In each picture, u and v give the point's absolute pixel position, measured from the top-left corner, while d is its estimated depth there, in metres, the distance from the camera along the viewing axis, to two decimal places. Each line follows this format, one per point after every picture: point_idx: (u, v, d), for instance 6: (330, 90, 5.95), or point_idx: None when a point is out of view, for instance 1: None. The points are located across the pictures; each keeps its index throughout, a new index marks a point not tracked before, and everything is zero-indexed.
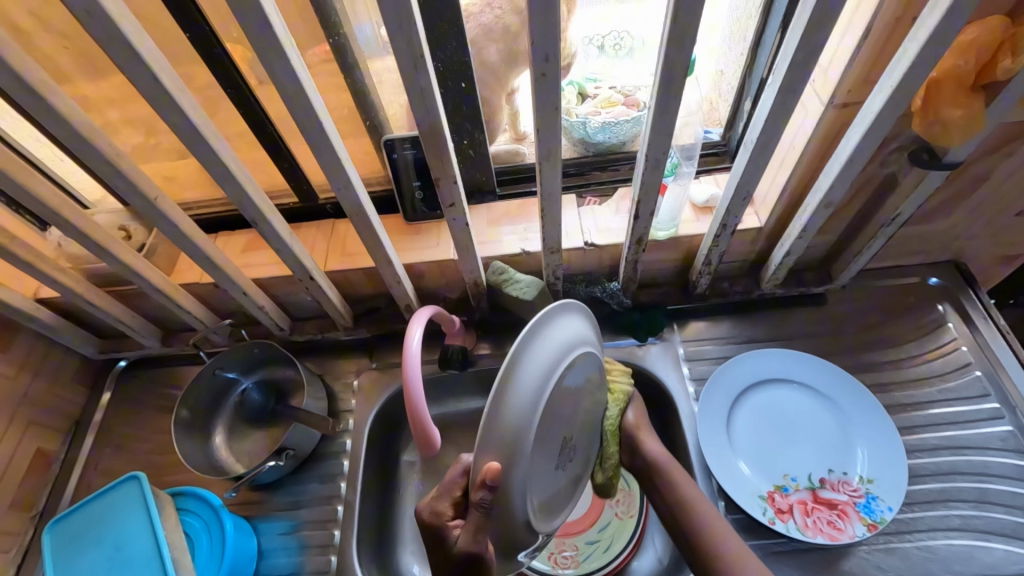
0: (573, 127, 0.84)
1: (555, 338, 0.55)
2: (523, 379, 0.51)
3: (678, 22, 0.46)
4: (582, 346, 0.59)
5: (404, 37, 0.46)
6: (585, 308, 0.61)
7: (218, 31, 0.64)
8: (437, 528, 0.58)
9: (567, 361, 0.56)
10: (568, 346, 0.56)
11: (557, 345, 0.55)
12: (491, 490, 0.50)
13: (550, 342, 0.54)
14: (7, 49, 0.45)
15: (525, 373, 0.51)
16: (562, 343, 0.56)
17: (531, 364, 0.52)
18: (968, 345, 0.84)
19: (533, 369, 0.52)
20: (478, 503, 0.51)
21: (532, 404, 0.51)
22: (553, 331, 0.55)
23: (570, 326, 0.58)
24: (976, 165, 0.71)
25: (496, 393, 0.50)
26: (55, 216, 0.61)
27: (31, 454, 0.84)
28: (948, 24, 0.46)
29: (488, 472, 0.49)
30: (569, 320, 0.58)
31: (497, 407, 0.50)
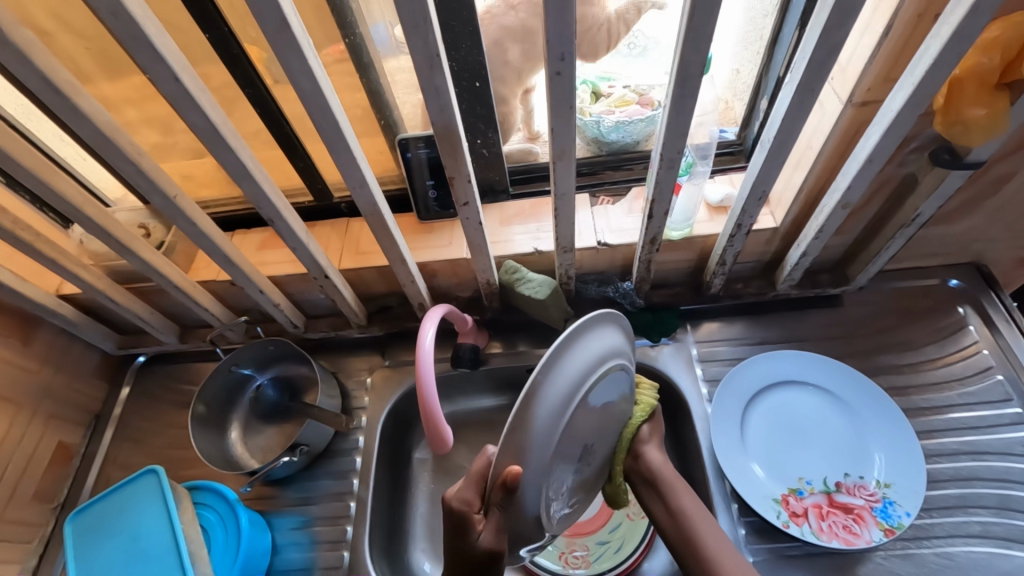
0: (587, 126, 0.84)
1: (586, 350, 0.54)
2: (548, 391, 0.51)
3: (695, 20, 0.46)
4: (615, 359, 0.58)
5: (421, 37, 0.46)
6: (623, 320, 0.60)
7: (236, 32, 0.65)
8: (457, 518, 0.59)
9: (597, 374, 0.55)
10: (600, 359, 0.55)
11: (588, 358, 0.54)
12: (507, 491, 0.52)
13: (581, 355, 0.54)
14: (34, 51, 0.46)
15: (552, 385, 0.51)
16: (593, 356, 0.55)
17: (559, 377, 0.52)
18: (990, 348, 0.82)
19: (559, 382, 0.52)
20: (498, 496, 0.53)
21: (553, 416, 0.51)
22: (586, 345, 0.54)
23: (604, 339, 0.57)
24: (1000, 165, 0.69)
25: (518, 411, 0.50)
26: (79, 214, 0.62)
27: (53, 447, 0.86)
28: (972, 21, 0.45)
29: (509, 472, 0.50)
30: (605, 333, 0.57)
31: (518, 425, 0.51)
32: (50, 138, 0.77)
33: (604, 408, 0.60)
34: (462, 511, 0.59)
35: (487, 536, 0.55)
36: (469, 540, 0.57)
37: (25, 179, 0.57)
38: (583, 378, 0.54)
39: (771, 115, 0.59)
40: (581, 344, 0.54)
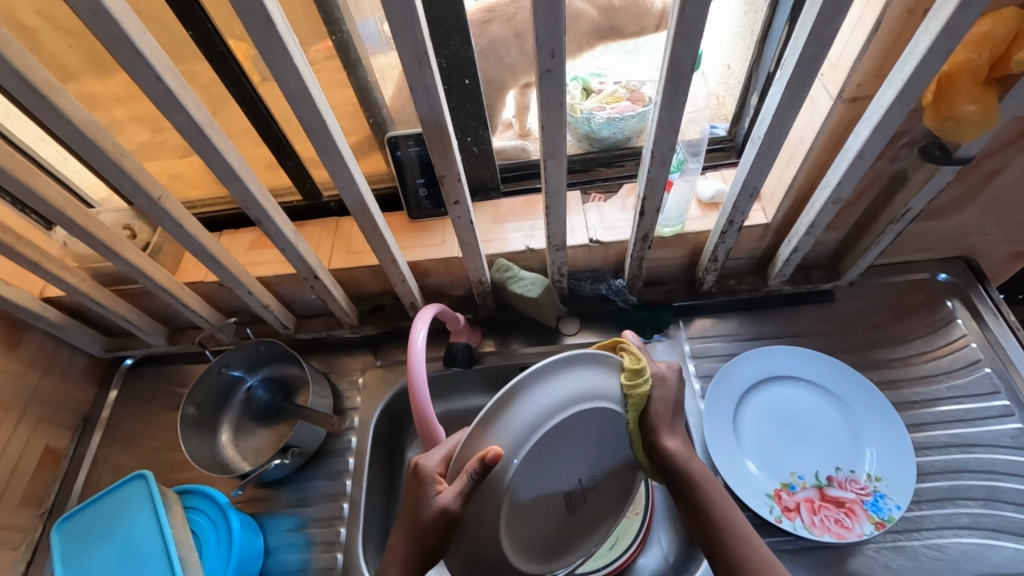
0: (578, 123, 0.83)
1: (564, 385, 0.56)
2: (518, 414, 0.54)
3: (688, 16, 0.45)
4: (592, 401, 0.57)
5: (409, 33, 0.45)
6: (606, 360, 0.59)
7: (220, 28, 0.64)
8: (421, 480, 0.56)
9: (565, 417, 0.56)
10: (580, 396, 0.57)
11: (565, 391, 0.56)
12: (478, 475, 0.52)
13: (556, 388, 0.56)
14: (11, 49, 0.45)
15: (522, 409, 0.54)
16: (572, 391, 0.57)
17: (515, 416, 0.54)
18: (978, 341, 0.83)
19: (532, 406, 0.55)
20: (467, 474, 0.52)
21: (522, 441, 0.54)
22: (563, 377, 0.57)
23: (575, 380, 0.57)
24: (989, 160, 0.70)
25: (468, 442, 0.54)
26: (62, 215, 0.61)
27: (40, 451, 0.85)
28: (962, 17, 0.45)
29: (487, 453, 0.51)
30: (591, 372, 0.58)
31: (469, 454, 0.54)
32: (31, 137, 0.75)
33: (584, 445, 0.60)
34: (428, 471, 0.56)
35: (446, 505, 0.53)
36: (426, 500, 0.54)
37: (4, 180, 0.55)
38: (560, 407, 0.56)
39: (762, 112, 0.59)
40: (558, 376, 0.56)
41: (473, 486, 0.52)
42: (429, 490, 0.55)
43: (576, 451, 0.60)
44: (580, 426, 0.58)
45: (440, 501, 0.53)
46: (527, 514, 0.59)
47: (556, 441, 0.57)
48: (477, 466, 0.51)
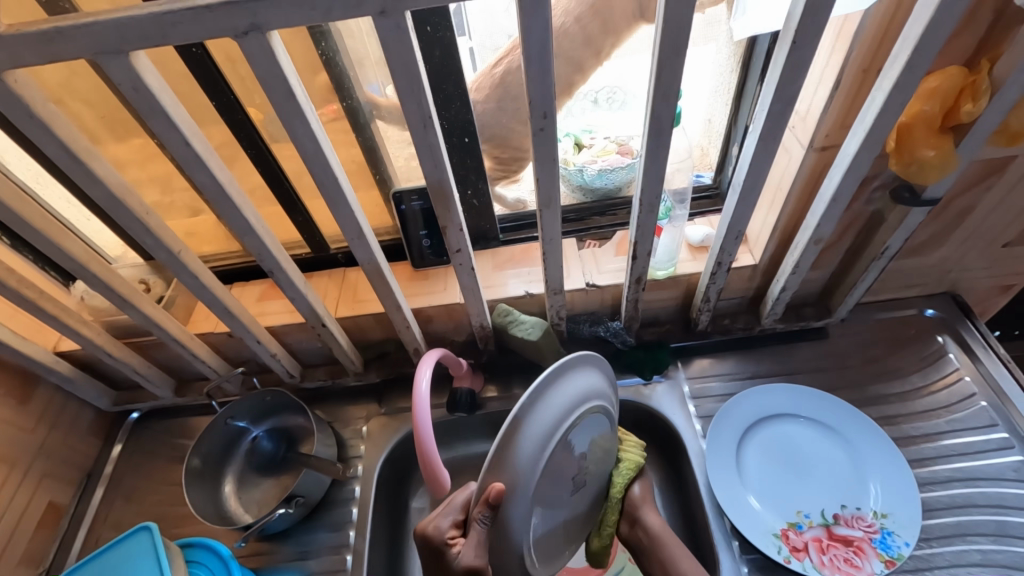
0: (571, 175, 0.89)
1: (559, 397, 0.59)
2: (531, 420, 0.56)
3: (664, 75, 0.51)
4: (588, 403, 0.62)
5: (414, 99, 0.51)
6: (588, 363, 0.63)
7: (240, 95, 0.69)
8: (437, 550, 0.60)
9: (567, 422, 0.59)
10: (575, 403, 0.60)
11: (560, 403, 0.59)
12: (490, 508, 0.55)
13: (554, 403, 0.58)
14: (57, 124, 0.50)
15: (528, 435, 0.56)
16: (567, 401, 0.59)
17: (535, 426, 0.57)
18: (972, 376, 0.84)
19: (545, 405, 0.57)
20: (479, 519, 0.56)
21: (530, 467, 0.57)
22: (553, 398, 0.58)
23: (567, 389, 0.60)
24: (959, 199, 0.74)
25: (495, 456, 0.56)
26: (85, 270, 0.64)
27: (42, 508, 0.84)
28: (911, 73, 0.51)
29: (489, 492, 0.55)
30: (577, 377, 0.61)
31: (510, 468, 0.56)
32: (56, 199, 0.79)
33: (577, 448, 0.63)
34: (439, 539, 0.60)
35: (472, 563, 0.57)
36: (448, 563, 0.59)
37: (36, 239, 0.60)
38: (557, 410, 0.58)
39: (739, 161, 0.64)
40: (555, 389, 0.59)
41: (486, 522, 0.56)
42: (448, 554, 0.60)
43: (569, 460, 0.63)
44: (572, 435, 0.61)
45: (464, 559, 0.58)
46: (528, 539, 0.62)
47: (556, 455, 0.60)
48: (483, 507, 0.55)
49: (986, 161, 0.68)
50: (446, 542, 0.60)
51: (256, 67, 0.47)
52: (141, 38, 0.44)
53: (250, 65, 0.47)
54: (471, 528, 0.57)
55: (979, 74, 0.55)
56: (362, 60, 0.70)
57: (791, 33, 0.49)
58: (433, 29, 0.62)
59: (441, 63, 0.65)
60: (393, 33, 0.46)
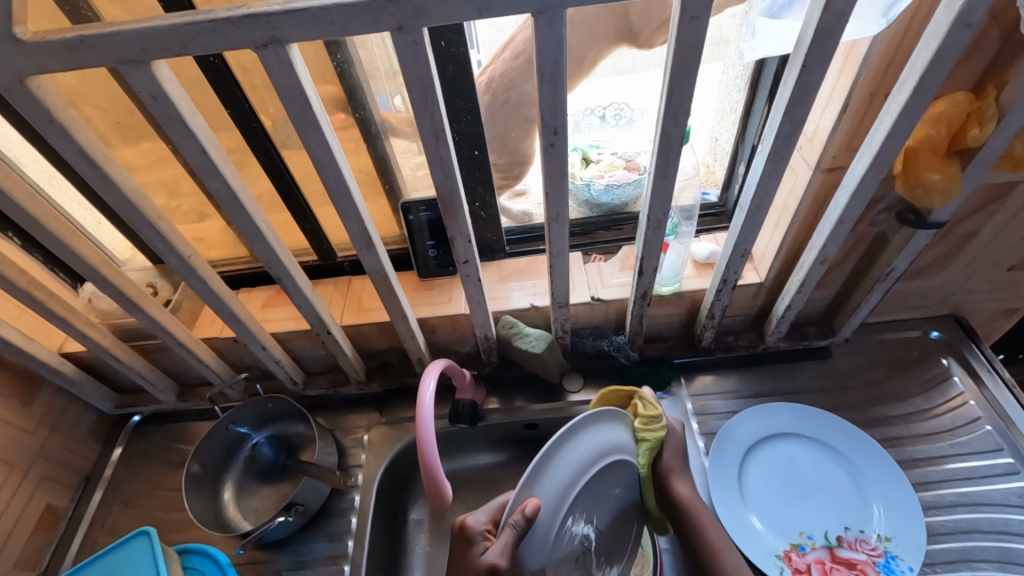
0: (578, 189, 0.89)
1: (576, 453, 0.60)
2: (542, 487, 0.58)
3: (673, 95, 0.51)
4: (607, 460, 0.62)
5: (428, 113, 0.51)
6: (608, 417, 0.64)
7: (253, 103, 0.70)
8: (468, 540, 0.61)
9: (584, 482, 0.60)
10: (596, 455, 0.61)
11: (575, 463, 0.60)
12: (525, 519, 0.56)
13: (569, 461, 0.60)
14: (76, 128, 0.51)
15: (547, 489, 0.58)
16: (598, 447, 0.62)
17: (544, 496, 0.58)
18: (977, 400, 0.84)
19: (547, 474, 0.59)
20: (511, 526, 0.56)
21: (549, 516, 0.58)
22: (588, 439, 0.61)
23: (579, 451, 0.60)
24: (964, 224, 0.74)
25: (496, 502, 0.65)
26: (95, 273, 0.65)
27: (40, 509, 0.84)
28: (918, 99, 0.51)
29: (529, 503, 0.56)
30: (588, 436, 0.61)
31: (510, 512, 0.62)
32: (68, 202, 0.80)
33: (593, 502, 0.62)
34: (475, 530, 0.61)
35: (495, 561, 0.55)
36: (472, 557, 0.58)
37: (47, 241, 0.60)
38: (565, 469, 0.59)
39: (747, 181, 0.64)
40: (565, 455, 0.60)
41: (518, 539, 0.56)
42: (477, 548, 0.59)
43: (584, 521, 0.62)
44: (589, 494, 0.61)
45: (489, 558, 0.56)
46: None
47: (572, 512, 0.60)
48: (519, 518, 0.56)
49: (992, 186, 0.69)
50: (479, 535, 0.61)
51: (274, 78, 0.48)
52: (163, 49, 0.45)
53: (268, 77, 0.48)
54: (505, 527, 0.56)
55: (986, 100, 0.55)
56: (374, 71, 0.71)
57: (800, 56, 0.49)
58: (447, 44, 0.63)
59: (454, 77, 0.66)
60: (410, 50, 0.47)
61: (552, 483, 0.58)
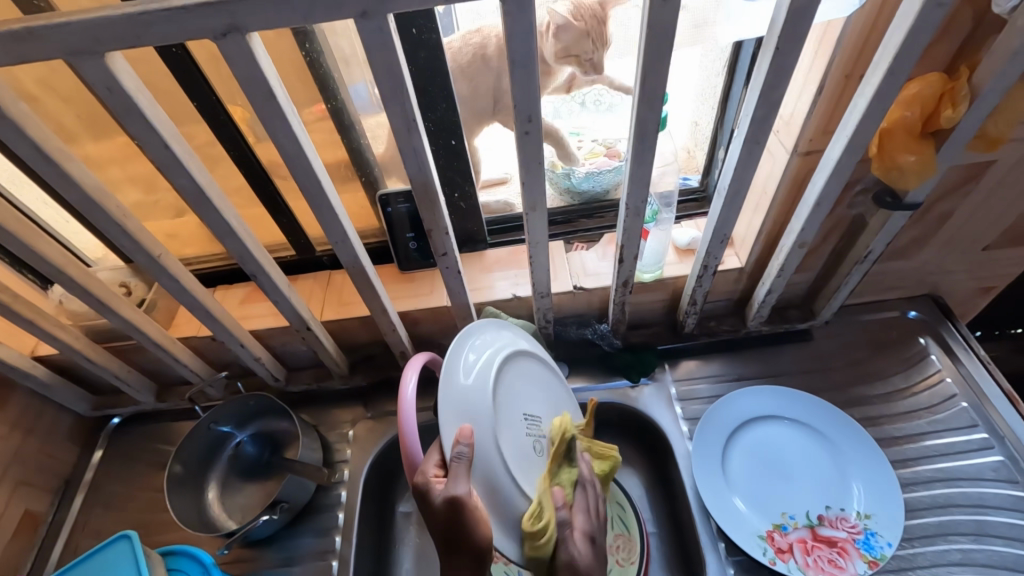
0: (558, 178, 0.89)
1: (467, 363, 0.64)
2: (458, 409, 0.60)
3: (647, 81, 0.51)
4: (497, 355, 0.67)
5: (398, 102, 0.50)
6: (473, 326, 0.70)
7: (221, 95, 0.68)
8: (422, 490, 0.56)
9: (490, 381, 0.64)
10: (484, 360, 0.65)
11: (473, 372, 0.64)
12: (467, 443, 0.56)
13: (466, 374, 0.63)
14: (30, 123, 0.49)
15: (463, 405, 0.61)
16: (480, 353, 0.66)
17: (466, 411, 0.61)
18: (953, 377, 0.85)
19: (459, 391, 0.61)
20: (457, 458, 0.56)
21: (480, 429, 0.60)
22: (468, 345, 0.66)
23: (468, 357, 0.65)
24: (940, 204, 0.75)
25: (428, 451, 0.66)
26: (62, 274, 0.63)
27: (18, 516, 0.82)
28: (891, 81, 0.51)
29: (460, 433, 0.57)
30: (466, 344, 0.66)
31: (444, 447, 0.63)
32: (33, 201, 0.77)
33: (508, 398, 0.67)
34: (425, 479, 0.56)
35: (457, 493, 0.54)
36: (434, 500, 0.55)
37: (9, 242, 0.58)
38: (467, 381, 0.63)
39: (724, 165, 0.64)
40: (458, 370, 0.63)
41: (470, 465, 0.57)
42: (434, 494, 0.56)
43: (513, 418, 0.66)
44: (501, 393, 0.66)
45: (446, 492, 0.55)
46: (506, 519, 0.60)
47: (498, 420, 0.64)
48: (462, 446, 0.56)
49: (967, 165, 0.69)
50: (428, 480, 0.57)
51: (235, 68, 0.46)
52: (117, 39, 0.43)
53: (229, 67, 0.46)
54: (454, 462, 0.56)
55: (959, 80, 0.55)
56: (347, 59, 0.69)
57: (774, 38, 0.49)
58: (419, 31, 0.61)
59: (427, 65, 0.64)
60: (376, 36, 0.45)
61: (466, 402, 0.61)
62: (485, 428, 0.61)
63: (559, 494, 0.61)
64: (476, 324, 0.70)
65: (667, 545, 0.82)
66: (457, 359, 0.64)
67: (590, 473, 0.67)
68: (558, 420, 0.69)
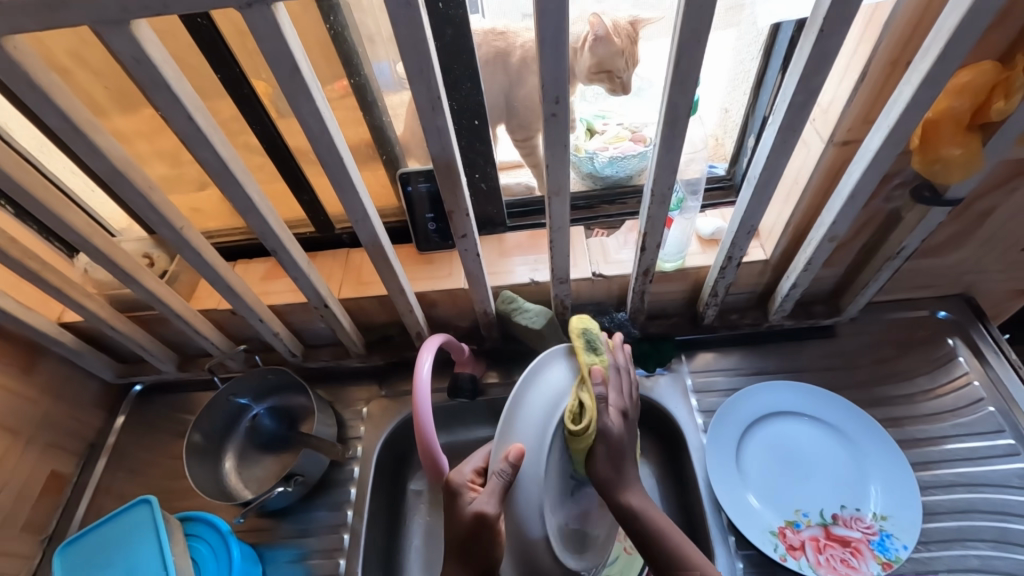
0: (581, 162, 0.87)
1: (546, 391, 0.64)
2: (520, 429, 0.61)
3: (682, 64, 0.49)
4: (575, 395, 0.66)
5: (423, 79, 0.49)
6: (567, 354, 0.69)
7: (245, 69, 0.67)
8: (453, 493, 0.61)
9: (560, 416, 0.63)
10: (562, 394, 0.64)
11: (548, 401, 0.63)
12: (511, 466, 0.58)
13: (541, 400, 0.63)
14: (58, 92, 0.49)
15: (524, 429, 0.61)
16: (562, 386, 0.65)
17: (525, 434, 0.61)
18: (981, 380, 0.83)
19: (526, 414, 0.62)
20: (498, 474, 0.58)
21: (532, 458, 0.61)
22: (556, 371, 0.66)
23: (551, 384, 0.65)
24: (981, 201, 0.72)
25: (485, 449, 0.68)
26: (88, 243, 0.64)
27: (45, 476, 0.85)
28: (941, 69, 0.49)
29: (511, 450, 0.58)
30: (551, 371, 0.66)
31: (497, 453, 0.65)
32: (60, 170, 0.78)
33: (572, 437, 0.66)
34: (460, 482, 0.61)
35: (483, 508, 0.57)
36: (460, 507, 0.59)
37: (37, 211, 0.59)
38: (538, 407, 0.63)
39: (756, 154, 0.62)
40: (534, 396, 0.63)
41: (507, 487, 0.58)
42: (463, 499, 0.60)
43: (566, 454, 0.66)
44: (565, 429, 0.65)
45: (476, 506, 0.58)
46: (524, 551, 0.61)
47: (553, 451, 0.63)
48: (505, 465, 0.58)
49: (1013, 161, 0.66)
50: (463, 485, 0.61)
51: (261, 41, 0.46)
52: (143, 8, 0.43)
53: (255, 40, 0.46)
54: (492, 477, 0.59)
55: (1015, 70, 0.52)
56: (372, 36, 0.68)
57: (818, 21, 0.46)
58: (445, 6, 0.60)
59: (453, 42, 0.63)
60: (403, 11, 0.44)
61: (528, 423, 0.62)
62: (537, 454, 0.61)
63: (597, 373, 0.64)
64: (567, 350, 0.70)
65: None
66: (538, 381, 0.64)
67: (617, 361, 0.69)
68: (577, 318, 0.71)
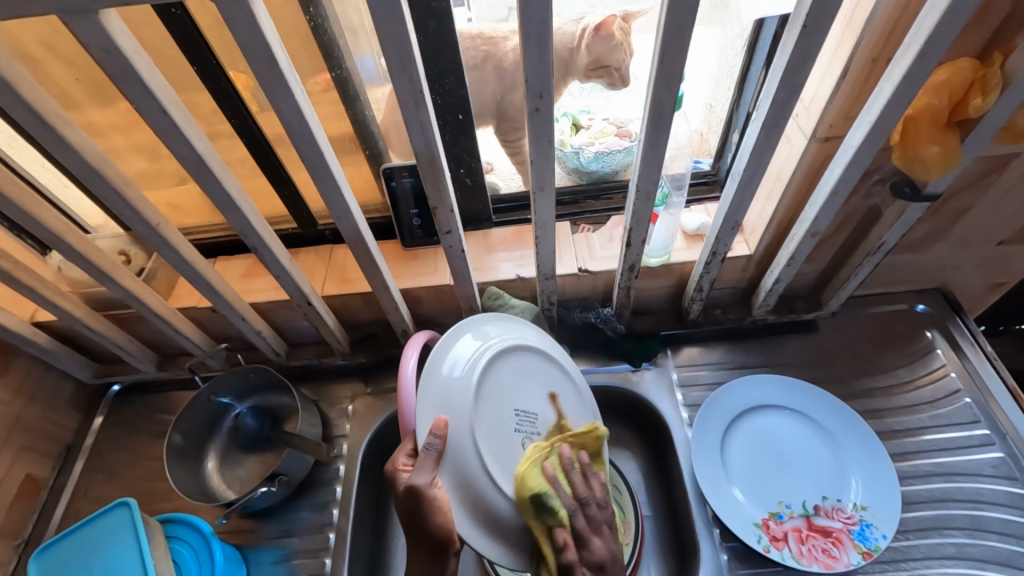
0: (567, 157, 0.86)
1: (453, 358, 0.64)
2: (438, 401, 0.60)
3: (667, 60, 0.49)
4: (487, 352, 0.66)
5: (406, 73, 0.48)
6: (468, 320, 0.69)
7: (223, 62, 0.66)
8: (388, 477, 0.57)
9: (477, 378, 0.63)
10: (472, 357, 0.65)
11: (459, 367, 0.63)
12: (438, 436, 0.57)
13: (451, 369, 0.63)
14: (25, 85, 0.47)
15: (441, 401, 0.61)
16: (470, 350, 0.66)
17: (443, 405, 0.61)
18: (958, 372, 0.84)
19: (442, 384, 0.62)
20: (427, 448, 0.56)
21: (457, 424, 0.60)
22: (458, 339, 0.66)
23: (456, 352, 0.65)
24: (959, 197, 0.73)
25: None
26: (60, 242, 0.62)
27: (20, 480, 0.83)
28: (921, 66, 0.49)
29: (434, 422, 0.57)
30: (455, 341, 0.66)
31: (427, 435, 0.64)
32: (30, 164, 0.76)
33: (498, 396, 0.66)
34: (392, 464, 0.58)
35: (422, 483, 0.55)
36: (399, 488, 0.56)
37: (5, 208, 0.57)
38: (452, 377, 0.62)
39: (740, 150, 0.62)
40: (442, 366, 0.63)
41: (439, 458, 0.57)
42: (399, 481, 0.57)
43: (501, 413, 0.65)
44: (488, 389, 0.65)
45: (409, 481, 0.56)
46: (491, 520, 0.61)
47: (481, 413, 0.63)
48: (431, 437, 0.56)
49: (990, 157, 0.67)
50: (396, 468, 0.57)
51: (238, 33, 0.44)
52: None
53: (231, 31, 0.44)
54: (421, 452, 0.56)
55: (991, 68, 0.53)
56: (354, 29, 0.66)
57: (802, 18, 0.46)
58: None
59: (436, 35, 0.62)
60: (384, 2, 0.43)
61: (447, 393, 0.61)
62: (464, 421, 0.61)
63: (559, 538, 0.60)
64: (474, 319, 0.70)
65: (661, 531, 0.83)
66: (444, 351, 0.64)
67: (579, 498, 0.63)
68: (521, 467, 0.63)
